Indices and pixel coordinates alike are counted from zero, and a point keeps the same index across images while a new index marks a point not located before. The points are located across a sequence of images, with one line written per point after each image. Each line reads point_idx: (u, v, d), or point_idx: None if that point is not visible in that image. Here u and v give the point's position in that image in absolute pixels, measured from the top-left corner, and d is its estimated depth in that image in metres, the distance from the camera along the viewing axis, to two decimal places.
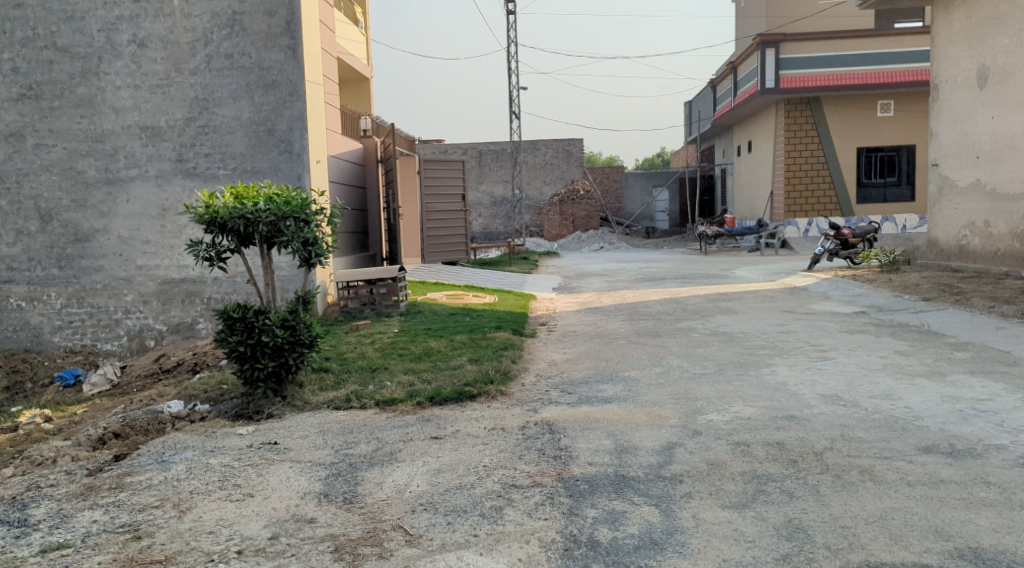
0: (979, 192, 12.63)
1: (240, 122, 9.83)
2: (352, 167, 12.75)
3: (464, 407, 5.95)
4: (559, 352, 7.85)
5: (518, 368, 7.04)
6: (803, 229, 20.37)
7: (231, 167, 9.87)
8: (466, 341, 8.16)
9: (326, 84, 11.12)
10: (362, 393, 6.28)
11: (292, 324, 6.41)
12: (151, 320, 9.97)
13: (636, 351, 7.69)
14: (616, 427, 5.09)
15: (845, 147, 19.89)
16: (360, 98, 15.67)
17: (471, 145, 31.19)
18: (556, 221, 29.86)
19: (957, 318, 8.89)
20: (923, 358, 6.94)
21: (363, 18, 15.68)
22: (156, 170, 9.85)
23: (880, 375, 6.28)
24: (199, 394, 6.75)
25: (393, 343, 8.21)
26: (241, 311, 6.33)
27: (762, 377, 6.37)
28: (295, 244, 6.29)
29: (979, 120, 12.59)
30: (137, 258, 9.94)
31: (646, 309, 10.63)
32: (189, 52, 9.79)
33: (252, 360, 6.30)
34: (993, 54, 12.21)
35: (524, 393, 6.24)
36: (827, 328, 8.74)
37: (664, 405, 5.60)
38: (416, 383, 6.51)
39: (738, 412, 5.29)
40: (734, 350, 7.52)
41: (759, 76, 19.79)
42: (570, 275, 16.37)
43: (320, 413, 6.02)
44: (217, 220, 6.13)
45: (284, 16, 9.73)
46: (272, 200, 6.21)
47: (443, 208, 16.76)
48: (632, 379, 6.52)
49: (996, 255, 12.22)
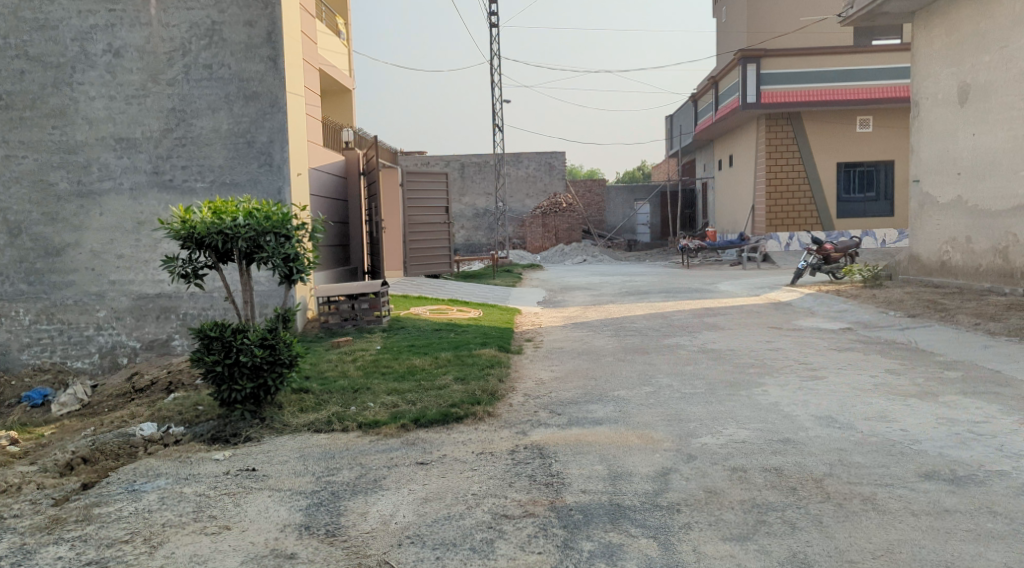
0: (961, 208, 12.65)
1: (218, 134, 9.63)
2: (334, 179, 12.55)
3: (451, 429, 5.78)
4: (546, 370, 7.69)
5: (505, 388, 6.87)
6: (785, 243, 20.33)
7: (208, 180, 9.65)
8: (451, 358, 7.98)
9: (308, 96, 10.94)
10: (344, 414, 6.09)
11: (272, 343, 6.20)
12: (124, 337, 9.72)
13: (624, 369, 7.55)
14: (608, 451, 4.94)
15: (826, 162, 19.95)
16: (343, 110, 15.50)
17: (453, 157, 31.06)
18: (539, 234, 29.82)
19: (945, 335, 8.83)
20: (914, 377, 6.84)
21: (345, 30, 15.53)
22: (131, 182, 9.62)
23: (873, 394, 6.17)
24: (173, 415, 6.53)
25: (376, 361, 8.02)
26: (219, 330, 6.12)
27: (754, 397, 6.24)
28: (276, 260, 6.10)
29: (960, 137, 12.63)
30: (110, 273, 9.68)
31: (632, 325, 10.50)
32: (166, 62, 9.58)
33: (230, 381, 6.10)
34: (973, 72, 12.27)
35: (512, 415, 6.08)
36: (816, 345, 8.65)
37: (656, 427, 5.46)
38: (400, 404, 6.33)
39: (732, 434, 5.16)
40: (724, 369, 7.40)
41: (740, 91, 19.83)
42: (554, 289, 16.24)
43: (300, 436, 5.82)
44: (194, 235, 5.93)
45: (265, 27, 9.56)
46: (252, 215, 6.02)
47: (425, 220, 16.60)
48: (622, 399, 6.37)
49: (979, 271, 12.23)
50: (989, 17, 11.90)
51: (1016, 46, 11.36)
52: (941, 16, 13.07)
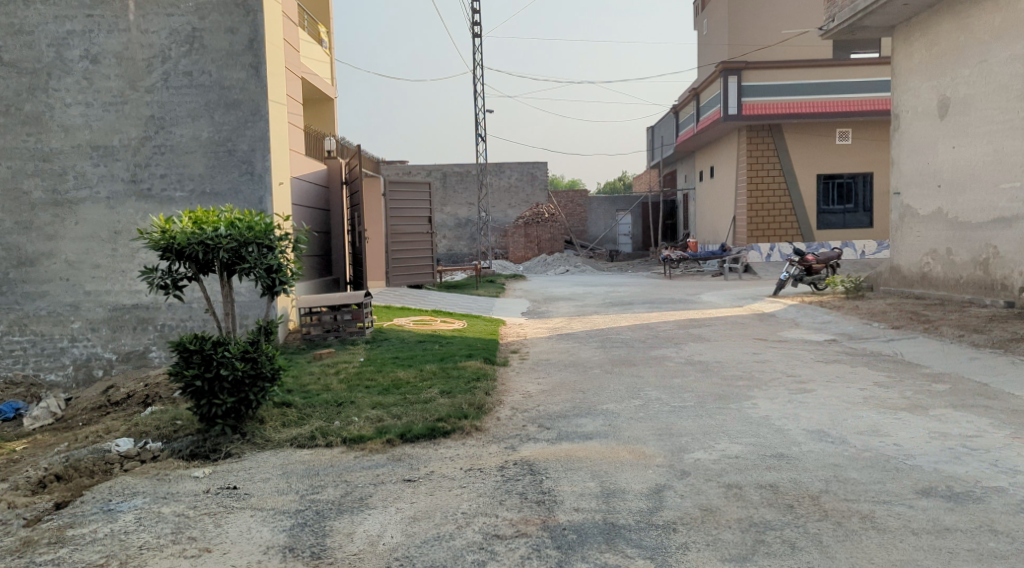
0: (941, 220, 12.72)
1: (198, 142, 9.47)
2: (316, 188, 12.40)
3: (438, 444, 5.65)
4: (533, 383, 7.57)
5: (492, 401, 6.75)
6: (766, 254, 20.43)
7: (188, 189, 9.48)
8: (436, 371, 7.86)
9: (290, 104, 10.80)
10: (328, 429, 5.95)
11: (254, 356, 6.05)
12: (99, 349, 9.51)
13: (612, 382, 7.45)
14: (600, 466, 4.84)
15: (807, 174, 20.05)
16: (325, 119, 15.37)
17: (435, 167, 30.96)
18: (522, 244, 29.78)
19: (930, 347, 8.82)
20: (902, 390, 6.80)
21: (328, 38, 15.41)
22: (108, 191, 9.43)
23: (864, 408, 6.12)
24: (151, 430, 6.36)
25: (359, 374, 7.88)
26: (199, 343, 5.97)
27: (744, 411, 6.16)
28: (258, 271, 5.96)
29: (939, 150, 12.71)
30: (86, 283, 9.47)
31: (617, 336, 10.42)
32: (145, 69, 9.42)
33: (210, 396, 5.94)
34: (953, 85, 12.35)
35: (500, 429, 5.97)
36: (803, 357, 8.60)
37: (647, 442, 5.36)
38: (386, 418, 6.20)
39: (724, 449, 5.08)
40: (712, 382, 7.32)
41: (721, 102, 19.89)
42: (537, 299, 16.14)
43: (282, 452, 5.68)
44: (174, 246, 5.75)
45: (246, 34, 9.43)
46: (234, 225, 5.88)
47: (408, 230, 16.47)
48: (611, 412, 6.28)
49: (959, 283, 12.28)
50: (969, 31, 11.99)
51: (995, 60, 11.45)
52: (921, 30, 13.17)
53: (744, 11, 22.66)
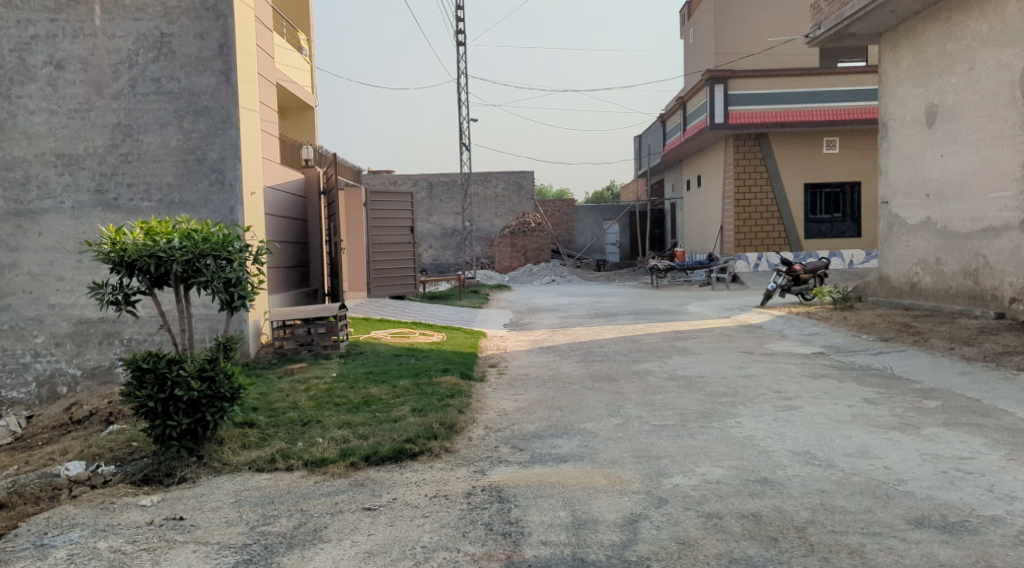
0: (930, 230, 12.52)
1: (167, 150, 9.16)
2: (292, 198, 12.10)
3: (404, 468, 5.35)
4: (510, 400, 7.27)
5: (465, 420, 6.45)
6: (753, 264, 20.15)
7: (156, 199, 9.16)
8: (410, 387, 7.55)
9: (263, 110, 10.51)
10: (290, 451, 5.65)
11: (211, 375, 5.73)
12: (63, 364, 9.15)
13: (592, 399, 7.17)
14: (573, 493, 4.56)
15: (794, 183, 19.86)
16: (305, 128, 15.09)
17: (422, 176, 30.72)
18: (508, 254, 29.27)
19: (920, 361, 8.58)
20: (892, 407, 6.52)
21: (308, 46, 15.15)
22: (73, 201, 9.10)
23: (852, 427, 5.84)
24: (104, 453, 6.03)
25: (329, 390, 7.56)
26: (152, 361, 5.65)
27: (727, 430, 5.89)
28: (216, 285, 5.65)
29: (928, 159, 12.52)
30: (49, 296, 9.13)
31: (600, 349, 10.14)
32: (111, 75, 9.10)
33: (164, 417, 5.62)
34: (941, 93, 12.17)
35: (471, 450, 5.68)
36: (790, 372, 8.32)
37: (625, 465, 5.08)
38: (351, 439, 5.88)
39: (705, 474, 4.80)
40: (695, 398, 7.05)
41: (708, 111, 19.67)
42: (521, 311, 15.85)
43: (239, 477, 5.36)
44: (125, 259, 5.49)
45: (216, 39, 9.15)
46: (189, 237, 5.60)
47: (389, 240, 16.19)
48: (589, 432, 6.00)
49: (948, 294, 12.07)
50: (956, 38, 11.83)
51: (983, 67, 11.28)
52: (908, 37, 13.00)
53: (730, 20, 22.51)
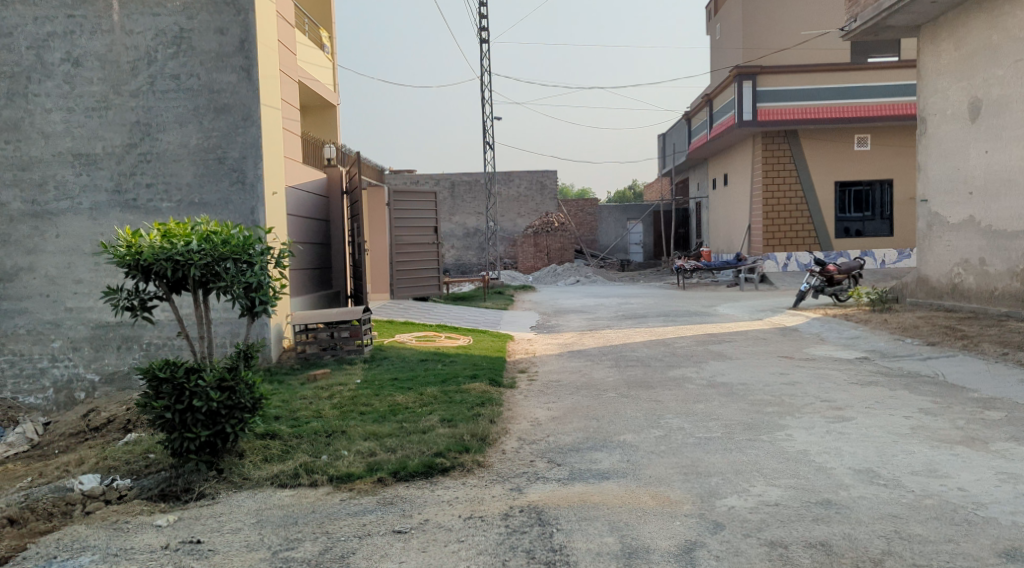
0: (974, 229, 12.02)
1: (186, 149, 8.90)
2: (314, 198, 11.82)
3: (434, 485, 5.03)
4: (542, 409, 6.92)
5: (497, 431, 6.11)
6: (782, 263, 19.68)
7: (175, 200, 8.90)
8: (437, 395, 7.23)
9: (285, 108, 10.23)
10: (314, 465, 5.34)
11: (231, 386, 5.43)
12: (81, 369, 8.91)
13: (629, 408, 6.81)
14: (619, 516, 4.23)
15: (825, 181, 19.34)
16: (327, 126, 14.83)
17: (444, 175, 30.45)
18: (531, 254, 29.03)
19: (973, 368, 8.12)
20: (952, 419, 6.10)
21: (330, 43, 14.89)
22: (91, 201, 8.87)
23: (913, 442, 5.43)
24: (120, 465, 5.76)
25: (354, 398, 7.26)
26: (170, 370, 5.36)
27: (778, 444, 5.50)
28: (236, 290, 5.35)
29: (971, 155, 12.03)
30: (66, 299, 8.90)
31: (633, 353, 9.76)
32: (130, 72, 8.86)
33: (182, 430, 5.33)
34: (986, 87, 11.67)
35: (505, 465, 5.35)
36: (835, 379, 7.90)
37: (672, 483, 4.73)
38: (378, 452, 5.57)
39: (761, 494, 4.44)
40: (738, 408, 6.66)
41: (736, 108, 19.20)
42: (547, 312, 15.50)
43: (261, 494, 5.06)
44: (141, 263, 5.17)
45: (237, 35, 8.87)
46: (208, 239, 5.29)
47: (413, 240, 15.89)
48: (630, 445, 5.64)
49: (993, 295, 11.58)
50: (1002, 29, 11.34)
51: None
52: (949, 29, 12.51)
53: (759, 14, 22.02)
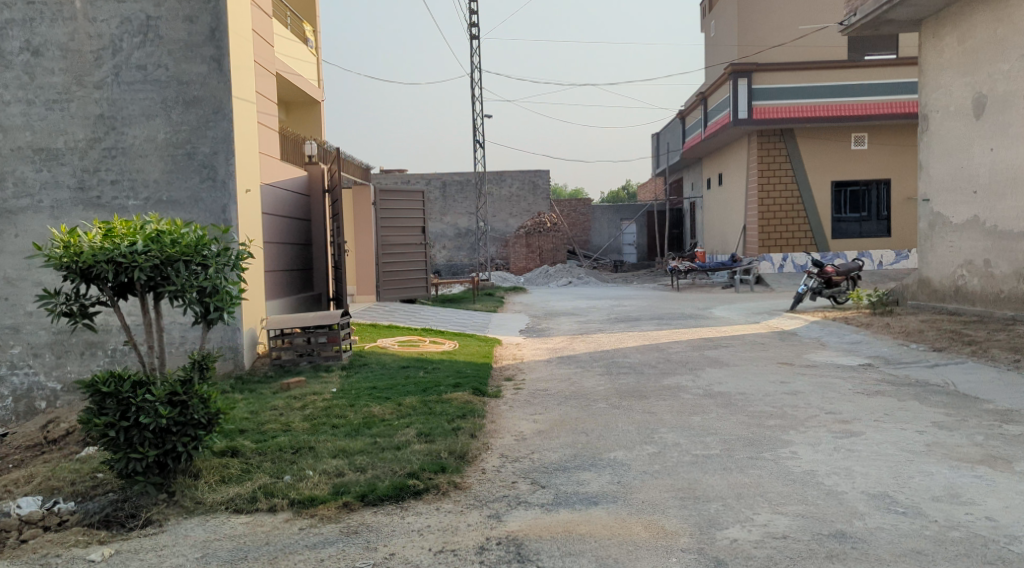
0: (978, 229, 11.60)
1: (154, 144, 8.40)
2: (294, 196, 11.34)
3: (405, 511, 4.55)
4: (528, 422, 6.46)
5: (477, 447, 5.65)
6: (778, 264, 19.20)
7: (142, 197, 8.41)
8: (417, 405, 6.76)
9: (261, 101, 9.73)
10: (274, 489, 4.85)
11: (183, 400, 4.95)
12: (42, 377, 8.40)
13: (620, 420, 6.34)
14: (609, 552, 3.80)
15: (821, 180, 18.93)
16: (311, 123, 14.36)
17: (434, 175, 29.98)
18: (523, 255, 28.34)
19: (986, 376, 7.68)
20: (969, 434, 5.64)
21: (313, 38, 14.39)
22: (52, 200, 8.36)
23: (931, 461, 4.98)
24: (64, 486, 5.26)
25: (327, 409, 6.78)
26: (114, 384, 4.86)
27: (782, 464, 5.03)
28: (188, 295, 4.87)
29: (976, 153, 11.61)
30: (26, 303, 8.39)
31: (625, 359, 9.30)
32: (93, 62, 8.36)
33: (128, 449, 4.85)
34: (991, 82, 11.25)
35: (484, 486, 4.89)
36: (838, 388, 7.44)
37: (667, 510, 4.28)
38: (346, 472, 5.09)
39: (766, 525, 3.98)
40: (738, 421, 6.21)
41: (731, 106, 18.77)
42: (539, 314, 15.03)
43: (213, 521, 4.59)
44: (79, 266, 4.68)
45: (207, 23, 8.37)
46: (155, 239, 4.81)
47: (400, 241, 15.42)
48: (620, 464, 5.17)
49: (998, 299, 11.16)
50: (1008, 22, 10.92)
51: None
52: (952, 23, 12.08)
53: (755, 11, 21.61)
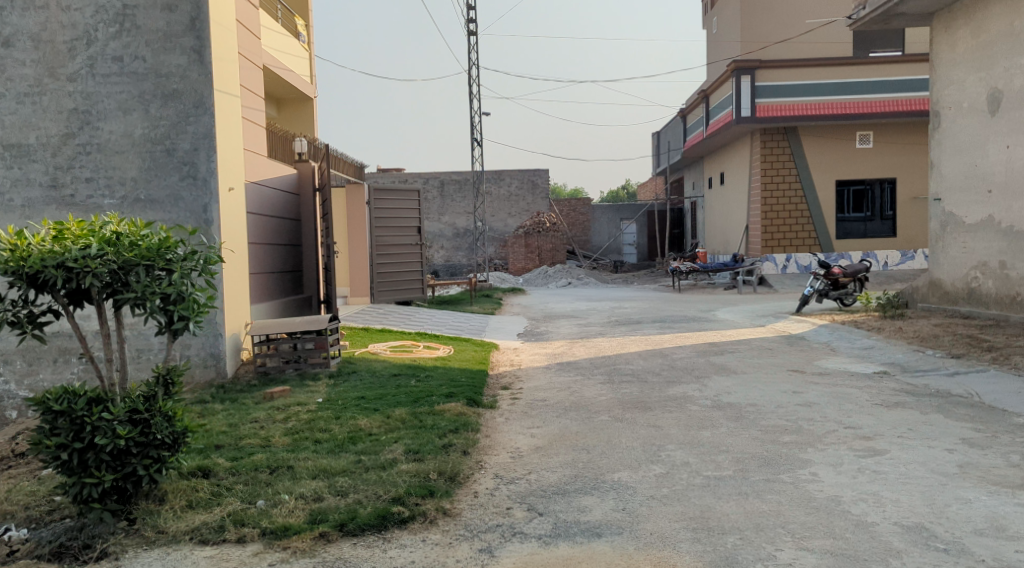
0: (992, 229, 11.15)
1: (131, 140, 7.95)
2: (282, 196, 10.90)
3: (388, 543, 4.10)
4: (525, 436, 6.01)
5: (469, 467, 5.21)
6: (781, 265, 18.80)
7: (119, 196, 7.96)
8: (406, 418, 6.31)
9: (245, 95, 9.28)
10: (245, 516, 4.40)
11: (144, 418, 4.51)
12: (13, 386, 7.95)
13: (623, 436, 5.89)
14: None
15: (826, 179, 18.45)
16: (303, 120, 13.92)
17: (432, 174, 29.55)
18: (522, 254, 27.79)
19: (1011, 386, 7.23)
20: (1003, 454, 5.20)
21: (305, 32, 13.95)
22: (24, 198, 7.90)
23: (966, 486, 4.54)
24: (17, 511, 4.80)
25: (310, 422, 6.33)
26: (67, 401, 4.41)
27: (803, 488, 4.58)
28: (149, 303, 4.40)
29: (990, 151, 11.17)
30: None
31: (628, 366, 8.85)
32: (67, 54, 7.90)
33: (83, 473, 4.40)
34: (1007, 77, 10.80)
35: (476, 513, 4.43)
36: (855, 399, 6.98)
37: (680, 544, 3.86)
38: (324, 496, 4.64)
39: (791, 564, 3.60)
40: (751, 437, 5.76)
41: (733, 104, 18.32)
42: (538, 317, 14.59)
43: (174, 555, 4.12)
44: (26, 271, 4.22)
45: (187, 12, 7.94)
46: (111, 242, 4.37)
47: (395, 241, 14.99)
48: (625, 487, 4.73)
49: (1014, 302, 10.71)
50: None
51: None
52: (966, 15, 11.61)
53: (759, 7, 21.15)
